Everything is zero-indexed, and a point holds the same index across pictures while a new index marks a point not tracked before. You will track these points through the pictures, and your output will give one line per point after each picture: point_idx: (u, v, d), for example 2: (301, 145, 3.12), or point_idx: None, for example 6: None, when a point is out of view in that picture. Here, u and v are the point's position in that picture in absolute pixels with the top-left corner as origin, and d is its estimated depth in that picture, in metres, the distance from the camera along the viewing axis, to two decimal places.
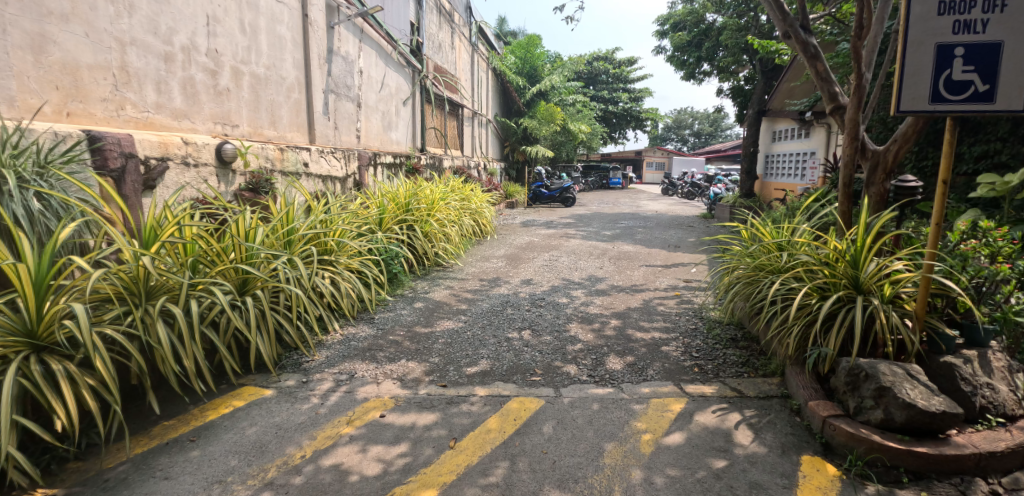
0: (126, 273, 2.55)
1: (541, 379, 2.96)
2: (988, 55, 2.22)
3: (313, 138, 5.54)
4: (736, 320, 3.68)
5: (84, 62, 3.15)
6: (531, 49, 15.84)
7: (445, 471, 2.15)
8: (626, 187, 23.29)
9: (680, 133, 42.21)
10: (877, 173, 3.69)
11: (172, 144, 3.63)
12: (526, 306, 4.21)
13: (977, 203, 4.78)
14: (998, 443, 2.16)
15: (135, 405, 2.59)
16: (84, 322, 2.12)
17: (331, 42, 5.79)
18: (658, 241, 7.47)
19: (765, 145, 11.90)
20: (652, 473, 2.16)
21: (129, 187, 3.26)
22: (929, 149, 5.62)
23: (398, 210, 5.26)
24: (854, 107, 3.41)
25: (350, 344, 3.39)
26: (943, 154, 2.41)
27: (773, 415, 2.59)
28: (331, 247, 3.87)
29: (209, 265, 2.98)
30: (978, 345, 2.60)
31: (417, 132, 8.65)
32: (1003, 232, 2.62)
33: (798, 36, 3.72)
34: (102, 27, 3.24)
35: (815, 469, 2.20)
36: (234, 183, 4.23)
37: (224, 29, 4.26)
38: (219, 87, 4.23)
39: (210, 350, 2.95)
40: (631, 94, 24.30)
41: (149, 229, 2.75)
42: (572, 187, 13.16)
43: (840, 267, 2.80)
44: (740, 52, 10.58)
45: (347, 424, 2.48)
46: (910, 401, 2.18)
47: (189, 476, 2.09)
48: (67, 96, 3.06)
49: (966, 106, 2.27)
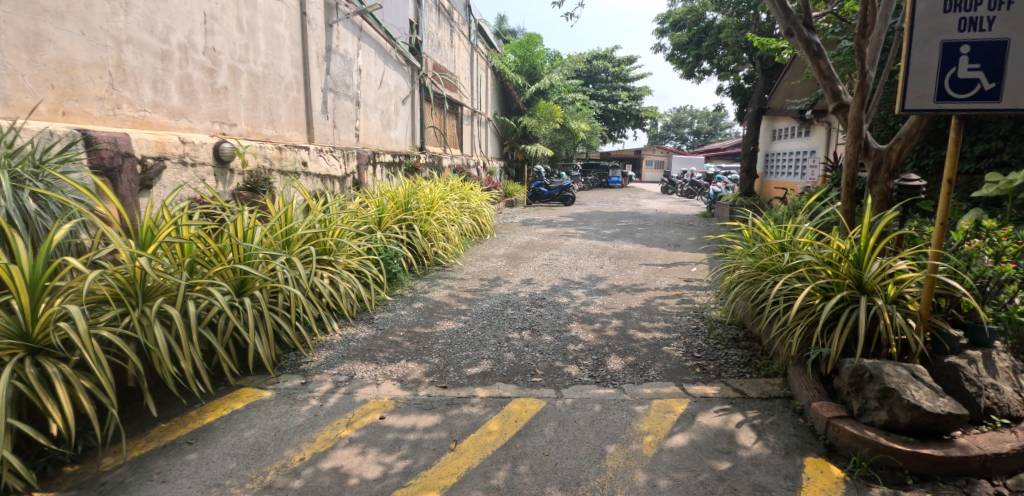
0: (122, 273, 2.52)
1: (542, 380, 2.94)
2: (994, 53, 2.20)
3: (312, 137, 5.51)
4: (737, 320, 3.66)
5: (80, 60, 3.11)
6: (530, 47, 15.81)
7: (445, 474, 2.13)
8: (626, 186, 23.28)
9: (679, 132, 42.20)
10: (880, 172, 3.66)
11: (169, 143, 3.60)
12: (526, 306, 4.19)
13: (979, 202, 4.77)
14: (1004, 445, 2.14)
15: (132, 407, 2.57)
16: (80, 323, 2.09)
17: (329, 40, 5.75)
18: (658, 240, 7.44)
19: (765, 144, 11.90)
20: (655, 475, 2.13)
21: (125, 186, 3.23)
22: (930, 148, 5.60)
23: (397, 210, 5.23)
24: (857, 105, 3.39)
25: (349, 345, 3.36)
26: (948, 153, 2.38)
27: (776, 416, 2.57)
28: (330, 247, 3.84)
29: (206, 265, 2.96)
30: (983, 346, 2.58)
31: (416, 130, 8.63)
32: (1008, 231, 2.59)
33: (800, 34, 3.70)
34: (98, 25, 3.20)
35: (819, 471, 2.18)
36: (232, 182, 4.20)
37: (221, 27, 4.22)
38: (216, 85, 4.20)
39: (208, 351, 2.92)
40: (631, 93, 24.26)
41: (146, 230, 2.72)
42: (571, 186, 13.14)
43: (844, 267, 2.78)
44: (740, 50, 10.56)
45: (346, 426, 2.46)
46: (916, 402, 2.16)
47: (186, 479, 2.07)
48: (62, 95, 3.03)
49: (971, 104, 2.25)
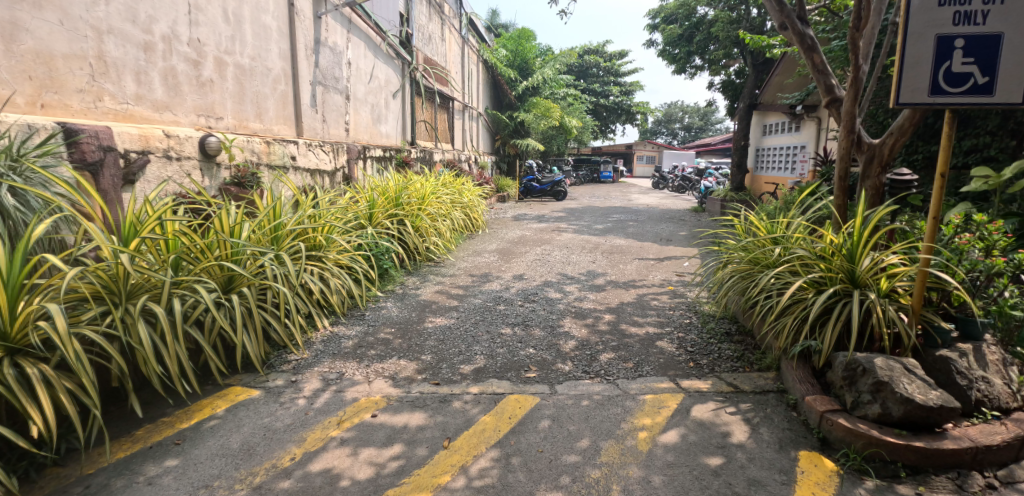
0: (104, 271, 2.45)
1: (536, 376, 2.92)
2: (988, 47, 2.19)
3: (301, 131, 5.43)
4: (730, 313, 3.65)
5: (59, 51, 3.02)
6: (522, 41, 15.45)
7: (440, 471, 2.10)
8: (617, 181, 23.28)
9: (670, 127, 42.38)
10: (873, 166, 3.66)
11: (153, 137, 3.52)
12: (519, 302, 4.16)
13: (967, 197, 4.82)
14: (995, 436, 2.14)
15: (115, 408, 2.51)
16: (60, 323, 2.02)
17: (318, 32, 5.65)
18: (649, 235, 7.46)
19: (756, 139, 11.99)
20: (650, 472, 2.11)
21: (108, 181, 3.15)
22: (920, 142, 5.65)
23: (388, 205, 5.20)
24: (850, 99, 3.39)
25: (339, 342, 3.31)
26: (942, 146, 2.37)
27: (770, 410, 2.56)
28: (319, 243, 3.80)
29: (192, 262, 2.88)
30: (973, 339, 2.58)
31: (407, 125, 8.55)
32: (998, 225, 2.59)
33: (794, 27, 3.68)
34: (78, 15, 3.11)
35: (813, 464, 2.18)
36: (219, 177, 4.12)
37: (206, 17, 4.12)
38: (202, 78, 4.10)
39: (195, 350, 2.87)
40: (622, 87, 24.33)
41: (129, 226, 2.64)
42: (563, 181, 13.14)
43: (836, 261, 2.77)
44: (731, 45, 10.55)
45: (337, 425, 2.41)
46: (908, 396, 2.16)
47: (173, 482, 2.02)
48: (41, 86, 2.93)
49: (964, 98, 2.24)
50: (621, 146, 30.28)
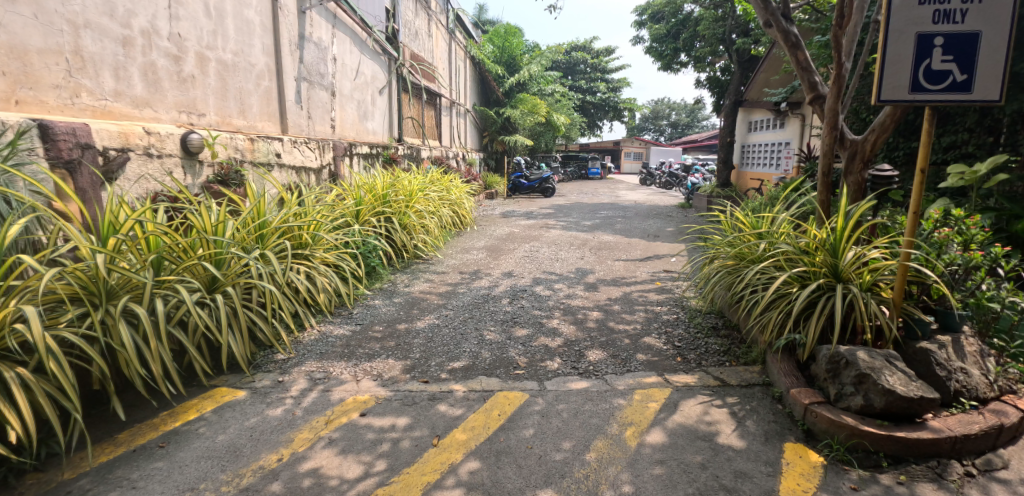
0: (83, 272, 2.40)
1: (525, 373, 2.93)
2: (966, 46, 2.22)
3: (286, 128, 5.38)
4: (716, 308, 3.69)
5: (34, 45, 2.93)
6: (509, 38, 15.29)
7: (429, 470, 2.09)
8: (604, 178, 23.34)
9: (657, 125, 42.68)
10: (855, 162, 3.70)
11: (133, 135, 3.45)
12: (507, 299, 4.16)
13: (946, 192, 4.92)
14: (973, 426, 2.19)
15: (98, 411, 2.46)
16: (37, 325, 1.98)
17: (302, 27, 5.57)
18: (637, 231, 7.50)
19: (741, 136, 12.13)
20: (638, 466, 2.13)
21: (86, 180, 3.09)
22: (900, 139, 5.76)
23: (375, 202, 5.16)
24: (834, 96, 3.43)
25: (327, 341, 3.29)
26: (922, 142, 2.40)
27: (755, 402, 2.60)
28: (306, 241, 3.78)
29: (175, 261, 2.83)
30: (952, 330, 2.62)
31: (393, 122, 8.47)
32: (976, 219, 2.67)
33: (779, 25, 3.71)
34: (52, 8, 3.02)
35: (798, 455, 2.21)
36: (201, 174, 4.06)
37: (187, 11, 4.04)
38: (183, 73, 4.03)
39: (179, 351, 2.83)
40: (609, 85, 24.42)
41: (107, 225, 2.59)
42: (551, 178, 13.14)
43: (820, 256, 2.80)
44: (717, 42, 10.59)
45: (324, 425, 2.40)
46: (890, 387, 2.19)
47: (158, 484, 1.99)
48: (16, 81, 2.85)
49: (943, 96, 2.28)
50: (609, 144, 30.36)
